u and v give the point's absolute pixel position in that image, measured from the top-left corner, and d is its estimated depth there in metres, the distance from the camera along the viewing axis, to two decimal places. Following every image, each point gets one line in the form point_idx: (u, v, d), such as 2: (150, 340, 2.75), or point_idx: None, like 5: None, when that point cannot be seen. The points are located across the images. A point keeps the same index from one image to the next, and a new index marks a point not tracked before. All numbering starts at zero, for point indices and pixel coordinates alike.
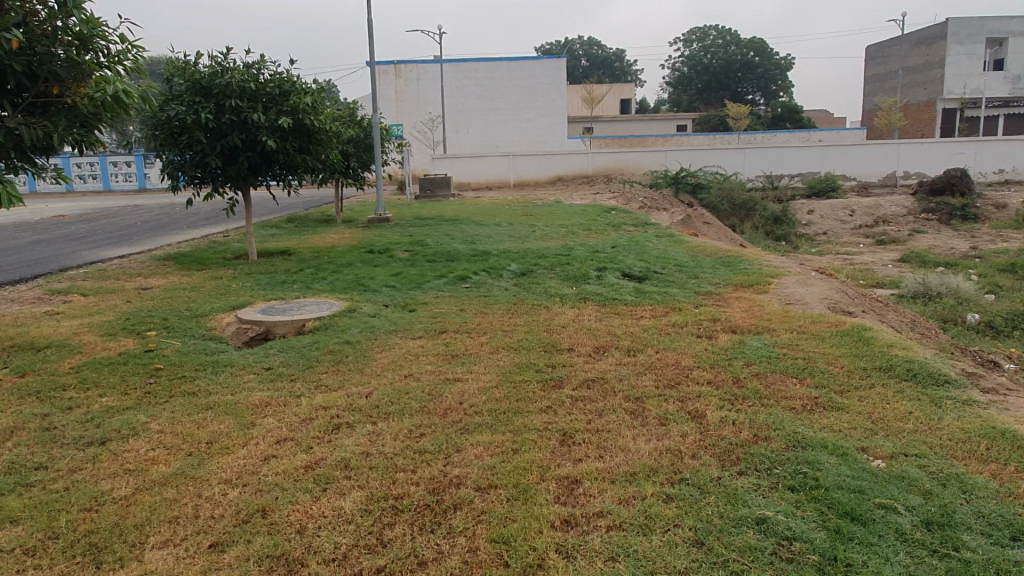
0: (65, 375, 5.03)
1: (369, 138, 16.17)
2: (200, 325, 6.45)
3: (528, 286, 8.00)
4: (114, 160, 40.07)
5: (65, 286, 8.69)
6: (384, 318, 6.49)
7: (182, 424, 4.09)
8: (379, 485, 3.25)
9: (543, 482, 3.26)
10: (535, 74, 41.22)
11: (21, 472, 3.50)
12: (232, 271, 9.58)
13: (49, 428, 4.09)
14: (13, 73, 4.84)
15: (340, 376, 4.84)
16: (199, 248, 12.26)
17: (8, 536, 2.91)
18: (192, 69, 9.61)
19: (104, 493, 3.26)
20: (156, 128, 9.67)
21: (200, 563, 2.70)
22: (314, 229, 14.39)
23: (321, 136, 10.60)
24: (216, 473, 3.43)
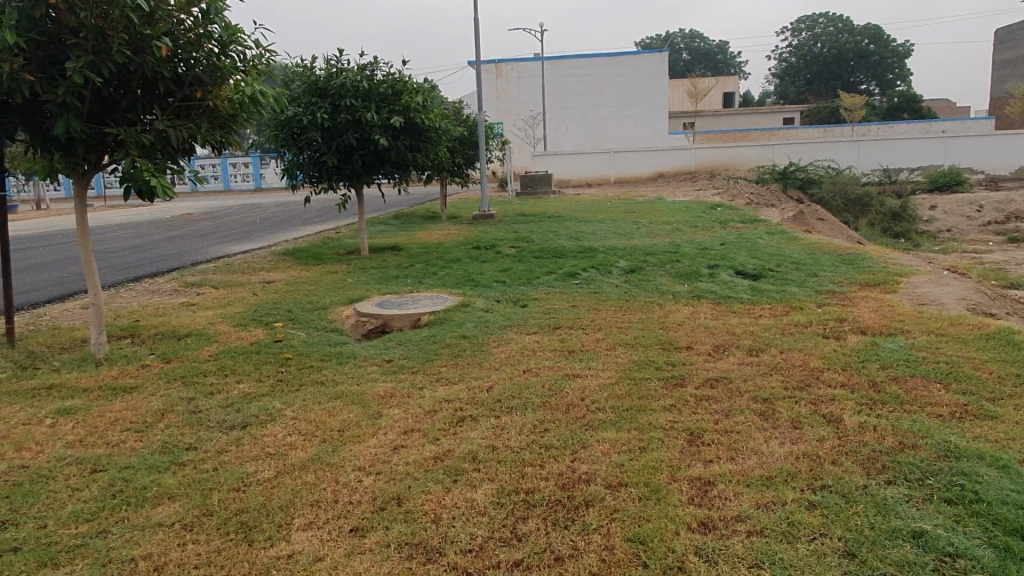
0: (206, 362, 5.36)
1: (473, 136, 16.44)
2: (323, 318, 6.72)
3: (638, 283, 7.88)
4: (235, 162, 42.51)
5: (199, 278, 9.26)
6: (497, 314, 6.53)
7: (315, 411, 4.26)
8: (509, 478, 3.27)
9: (676, 482, 3.18)
10: (636, 69, 40.76)
11: (174, 451, 3.77)
12: (346, 266, 9.91)
13: (195, 411, 4.37)
14: (163, 78, 5.23)
15: (460, 370, 4.91)
16: (315, 243, 12.81)
17: (168, 510, 3.12)
18: (310, 73, 10.04)
19: (250, 474, 3.44)
20: (277, 128, 10.15)
21: (344, 546, 2.79)
22: (422, 226, 14.75)
23: (431, 134, 10.82)
24: (351, 460, 3.55)
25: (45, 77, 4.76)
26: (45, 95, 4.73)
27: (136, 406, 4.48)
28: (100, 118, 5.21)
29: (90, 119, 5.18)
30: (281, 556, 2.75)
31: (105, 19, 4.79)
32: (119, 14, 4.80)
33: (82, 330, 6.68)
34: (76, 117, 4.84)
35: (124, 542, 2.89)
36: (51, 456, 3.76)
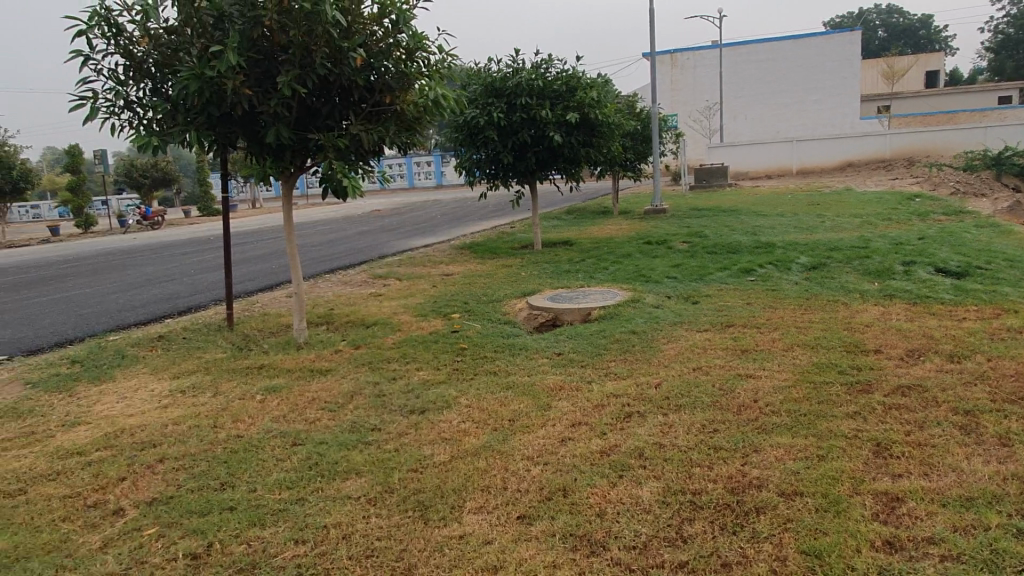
0: (390, 349, 5.80)
1: (647, 130, 16.23)
2: (496, 310, 7.00)
3: (821, 280, 7.41)
4: (418, 161, 45.07)
5: (385, 271, 9.97)
6: (668, 309, 6.43)
7: (487, 400, 4.47)
8: (676, 477, 3.23)
9: (858, 496, 2.97)
10: (824, 51, 38.11)
11: (362, 431, 4.13)
12: (519, 260, 10.19)
13: (381, 394, 4.76)
14: (357, 86, 5.69)
15: (629, 365, 4.91)
16: (490, 238, 13.30)
17: (356, 485, 3.43)
18: (488, 73, 10.43)
19: (427, 457, 3.69)
20: (457, 129, 10.67)
21: (512, 532, 2.91)
22: (593, 220, 14.81)
23: (604, 129, 10.82)
24: (519, 450, 3.68)
25: (261, 91, 5.36)
26: (260, 107, 5.33)
27: (331, 387, 4.97)
28: (304, 125, 5.78)
29: (295, 126, 5.76)
30: (454, 536, 2.92)
31: (310, 35, 5.29)
32: (322, 30, 5.29)
33: (287, 316, 7.44)
34: (284, 126, 5.40)
35: (319, 510, 3.21)
36: (262, 428, 4.27)
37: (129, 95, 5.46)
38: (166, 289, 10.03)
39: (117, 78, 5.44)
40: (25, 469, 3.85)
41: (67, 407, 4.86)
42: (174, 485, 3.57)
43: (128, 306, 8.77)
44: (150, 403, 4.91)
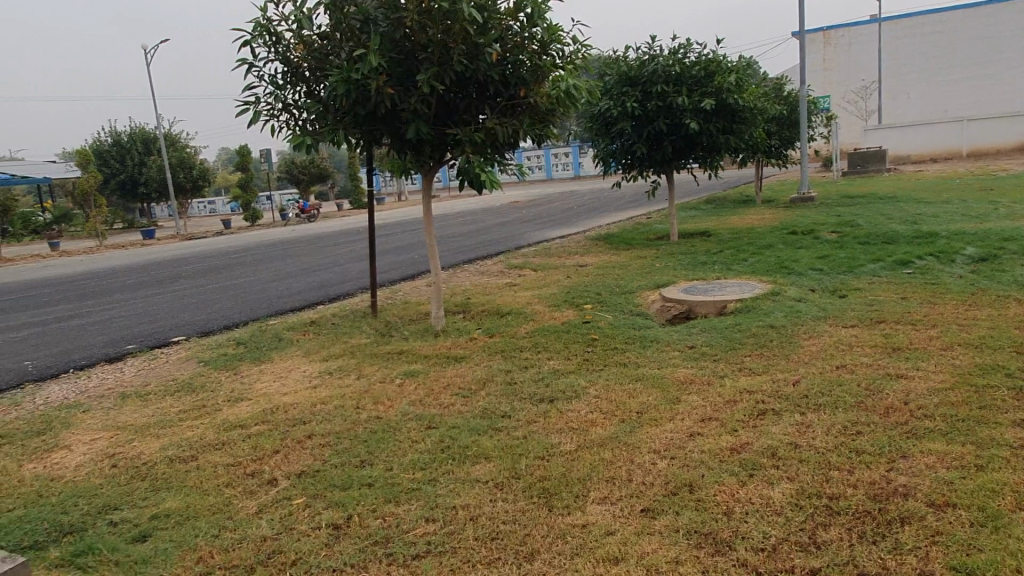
0: (523, 338, 5.92)
1: (794, 114, 15.38)
2: (629, 301, 6.95)
3: (990, 273, 6.73)
4: (556, 152, 45.36)
5: (521, 261, 10.14)
6: (811, 303, 6.10)
7: (616, 392, 4.47)
8: (811, 480, 3.08)
9: (1021, 512, 2.70)
10: (1004, 19, 34.37)
11: (493, 417, 4.26)
12: (655, 251, 10.03)
13: (512, 382, 4.88)
14: (493, 81, 5.83)
15: (765, 360, 4.71)
16: (626, 228, 13.15)
17: (485, 469, 3.56)
18: (623, 62, 10.32)
19: (554, 445, 3.76)
20: (592, 120, 10.67)
21: (635, 524, 2.91)
22: (735, 210, 14.27)
23: (746, 114, 10.37)
24: (646, 442, 3.66)
25: (403, 89, 5.62)
26: (402, 104, 5.59)
27: (465, 374, 5.16)
28: (443, 121, 6.01)
29: (435, 122, 6.00)
30: (577, 524, 2.95)
31: (449, 33, 5.46)
32: (459, 27, 5.45)
33: (426, 305, 7.76)
34: (424, 122, 5.64)
35: (449, 491, 3.36)
36: (400, 410, 4.51)
37: (286, 98, 5.89)
38: (319, 277, 10.75)
39: (276, 82, 5.88)
40: (197, 438, 4.29)
41: (232, 384, 5.36)
42: (320, 459, 3.85)
43: (286, 293, 9.48)
44: (302, 383, 5.31)
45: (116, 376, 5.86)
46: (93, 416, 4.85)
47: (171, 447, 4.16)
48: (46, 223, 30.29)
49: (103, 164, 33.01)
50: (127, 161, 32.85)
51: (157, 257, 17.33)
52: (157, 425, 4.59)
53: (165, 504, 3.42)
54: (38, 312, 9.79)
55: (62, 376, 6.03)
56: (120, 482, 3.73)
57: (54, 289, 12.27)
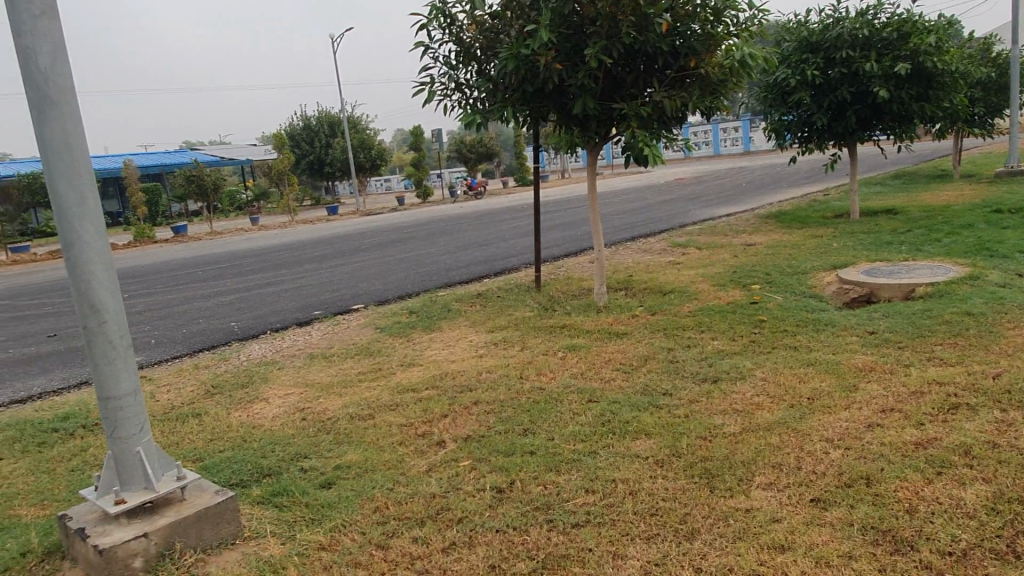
0: (686, 317, 5.79)
1: (1004, 77, 13.68)
2: (802, 283, 6.57)
3: None
4: (725, 126, 43.55)
5: (686, 239, 9.89)
6: (1017, 290, 5.45)
7: (786, 376, 4.27)
8: (1012, 484, 2.78)
9: None
10: None
11: (654, 394, 4.24)
12: (832, 230, 9.38)
13: (674, 361, 4.81)
14: (662, 52, 5.70)
15: (959, 351, 4.29)
16: (800, 206, 12.41)
17: (645, 445, 3.55)
18: (804, 27, 9.67)
19: (717, 426, 3.67)
20: (767, 90, 10.13)
21: (803, 514, 2.79)
22: (927, 186, 12.99)
23: (945, 79, 9.36)
24: (818, 430, 3.48)
25: (571, 65, 5.64)
26: (569, 80, 5.61)
27: (626, 350, 5.15)
28: (610, 96, 5.97)
29: (602, 97, 5.97)
30: (740, 508, 2.88)
31: (618, 5, 5.39)
32: None
33: (588, 281, 7.79)
34: (590, 97, 5.63)
35: (608, 464, 3.39)
36: (562, 383, 4.60)
37: (459, 78, 6.11)
38: (485, 252, 11.11)
39: (449, 63, 6.12)
40: (374, 398, 4.63)
41: (405, 350, 5.72)
42: (485, 426, 4.02)
43: (455, 267, 9.90)
44: (468, 352, 5.55)
45: (305, 338, 6.44)
46: (286, 373, 5.38)
47: (352, 405, 4.53)
48: (247, 200, 33.61)
49: (295, 145, 36.01)
50: (315, 143, 35.64)
51: (340, 232, 18.70)
52: (340, 384, 5.00)
53: (347, 456, 3.73)
54: (241, 279, 10.94)
55: (261, 337, 6.72)
56: (309, 433, 4.12)
57: (255, 259, 13.63)
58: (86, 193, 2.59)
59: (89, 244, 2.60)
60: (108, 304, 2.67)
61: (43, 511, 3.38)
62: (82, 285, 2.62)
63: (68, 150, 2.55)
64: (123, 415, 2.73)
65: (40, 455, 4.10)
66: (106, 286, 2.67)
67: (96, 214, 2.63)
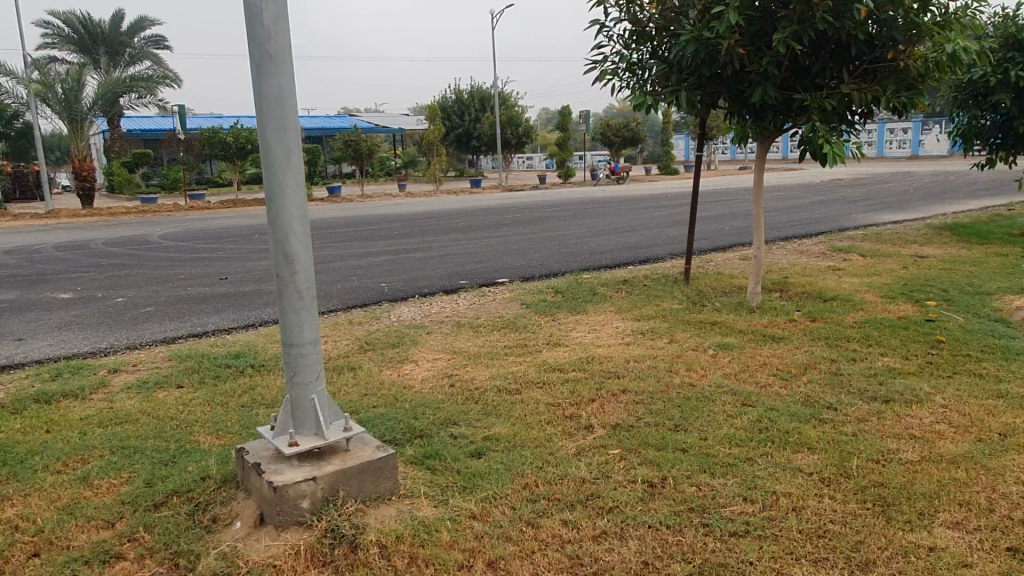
0: (851, 328, 5.39)
1: None
2: (986, 305, 5.95)
3: None
4: (893, 127, 40.60)
5: (847, 244, 9.25)
6: None
7: (971, 405, 3.87)
8: None
9: None
10: None
11: (816, 406, 3.96)
12: (1021, 249, 8.46)
13: (838, 373, 4.49)
14: (856, 41, 5.27)
15: None
16: (981, 219, 11.31)
17: (809, 460, 3.33)
18: (1012, 23, 8.68)
19: (892, 451, 3.38)
20: (960, 90, 9.23)
21: (998, 564, 2.52)
22: None
23: None
24: (1013, 471, 3.13)
25: (754, 50, 5.33)
26: (750, 66, 5.31)
27: (783, 355, 4.87)
28: (792, 85, 5.60)
29: (783, 86, 5.62)
30: (923, 545, 2.63)
31: None
32: None
33: (740, 278, 7.45)
34: (771, 85, 5.30)
35: (769, 474, 3.20)
36: (714, 381, 4.41)
37: (631, 58, 5.96)
38: (629, 238, 10.91)
39: (623, 42, 5.98)
40: (520, 374, 4.64)
41: (550, 329, 5.71)
42: (634, 416, 3.92)
43: (599, 250, 9.78)
44: (614, 338, 5.45)
45: (453, 306, 6.57)
46: (435, 338, 5.51)
47: (499, 378, 4.56)
48: (397, 167, 35.02)
49: (445, 117, 37.02)
50: (465, 117, 36.47)
51: (483, 205, 19.03)
52: (487, 356, 5.05)
53: (495, 428, 3.74)
54: (392, 242, 11.36)
55: (411, 300, 6.93)
56: (458, 400, 4.18)
57: (403, 224, 14.11)
58: (292, 148, 2.70)
59: (289, 196, 2.72)
60: (300, 255, 2.79)
61: (219, 441, 3.63)
62: (280, 236, 2.75)
63: (280, 104, 2.66)
64: (303, 362, 2.85)
65: (215, 388, 4.42)
66: (300, 238, 2.79)
67: (298, 169, 2.74)
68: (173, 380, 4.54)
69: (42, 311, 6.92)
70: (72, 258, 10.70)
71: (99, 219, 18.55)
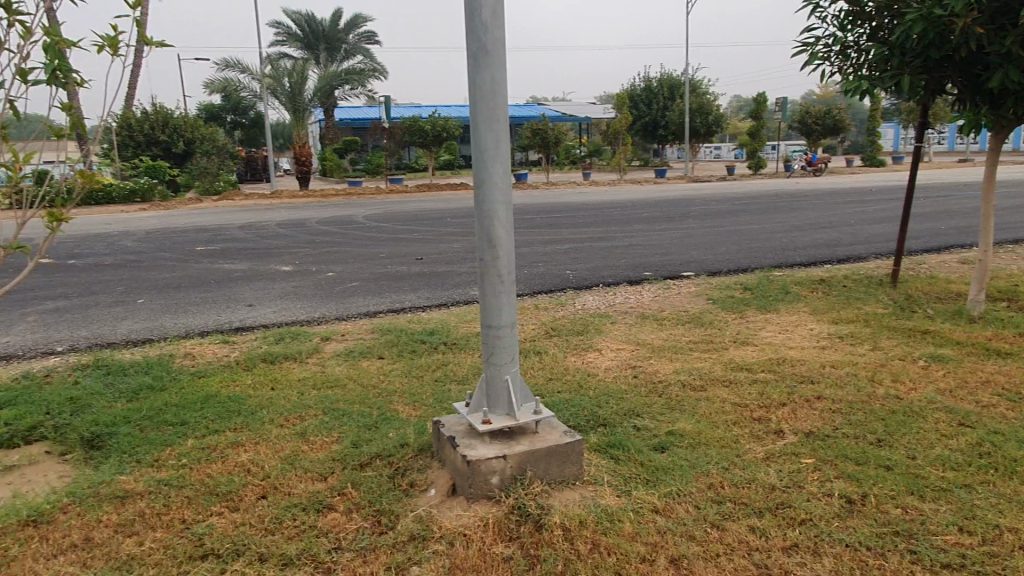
0: None
1: None
2: None
3: None
4: None
5: None
6: None
7: None
8: None
9: None
10: None
11: None
12: None
13: None
14: None
15: None
16: None
17: None
18: None
19: None
20: None
21: None
22: None
23: None
24: None
25: (994, 29, 4.75)
26: (989, 47, 4.73)
27: (1010, 374, 4.33)
28: None
29: None
30: None
31: None
32: None
33: (959, 284, 6.71)
34: (1016, 67, 4.68)
35: (992, 506, 2.87)
36: (924, 396, 4.01)
37: (847, 40, 5.56)
38: (828, 235, 10.17)
39: (838, 24, 5.58)
40: (706, 370, 4.52)
41: (738, 326, 5.49)
42: (830, 425, 3.68)
43: (793, 246, 9.24)
44: (809, 341, 5.13)
45: (637, 297, 6.52)
46: (619, 329, 5.50)
47: (683, 373, 4.47)
48: (581, 155, 35.24)
49: (633, 106, 36.61)
50: (653, 105, 35.82)
51: (668, 196, 18.65)
52: (671, 349, 4.97)
53: (679, 424, 3.68)
54: (576, 230, 11.48)
55: (594, 288, 6.97)
56: (641, 392, 4.17)
57: (588, 213, 14.15)
58: (501, 137, 2.82)
59: (496, 182, 2.85)
60: (502, 241, 2.92)
61: (416, 411, 3.90)
62: (485, 222, 2.89)
63: (492, 96, 2.79)
64: (499, 344, 2.99)
65: (412, 361, 4.74)
66: (503, 224, 2.91)
67: (504, 158, 2.86)
68: (376, 351, 4.93)
69: (268, 282, 7.77)
70: (292, 235, 11.90)
71: (313, 200, 20.47)
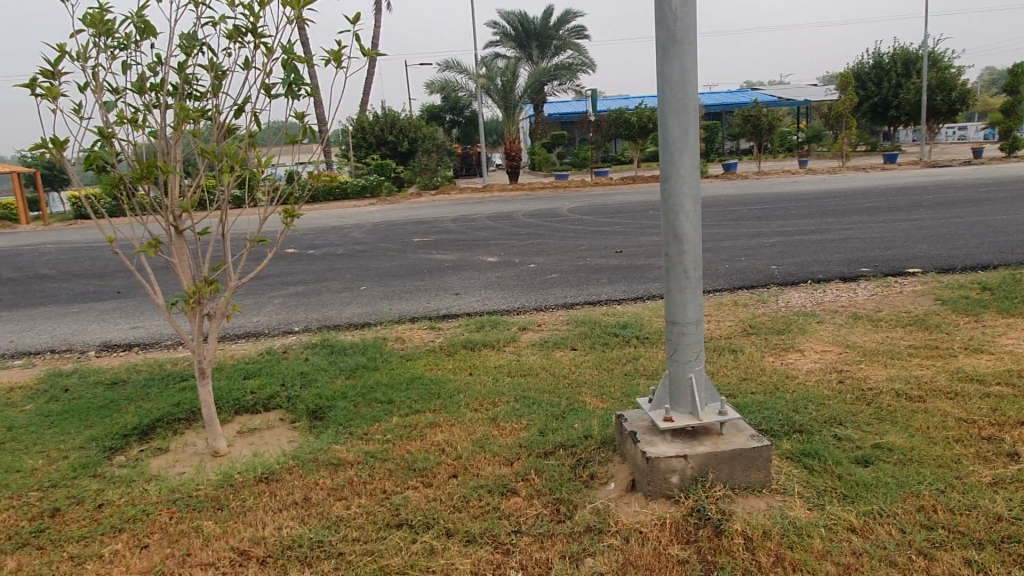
0: None
1: None
2: None
3: None
4: None
5: None
6: None
7: None
8: None
9: None
10: None
11: None
12: None
13: None
14: None
15: None
16: None
17: None
18: None
19: None
20: None
21: None
22: None
23: None
24: None
25: None
26: None
27: None
28: None
29: None
30: None
31: None
32: None
33: None
34: None
35: None
36: None
37: None
38: None
39: None
40: (927, 378, 4.06)
41: (972, 331, 4.85)
42: None
43: None
44: None
45: (850, 295, 6.00)
46: (826, 329, 5.11)
47: (899, 380, 4.05)
48: (798, 141, 32.98)
49: (861, 85, 33.51)
50: (884, 83, 32.50)
51: (898, 183, 16.87)
52: (887, 353, 4.53)
53: (889, 437, 3.35)
54: (787, 222, 10.79)
55: (802, 285, 6.52)
56: (846, 399, 3.84)
57: (803, 203, 13.22)
58: (691, 129, 2.74)
59: (684, 175, 2.78)
60: (689, 236, 2.84)
61: (602, 404, 3.93)
62: (672, 216, 2.83)
63: (681, 86, 2.72)
64: (684, 341, 2.92)
65: (603, 354, 4.77)
66: (690, 218, 2.83)
67: (693, 150, 2.78)
68: (569, 342, 5.02)
69: (473, 272, 8.21)
70: (499, 227, 12.44)
71: (520, 193, 21.21)
